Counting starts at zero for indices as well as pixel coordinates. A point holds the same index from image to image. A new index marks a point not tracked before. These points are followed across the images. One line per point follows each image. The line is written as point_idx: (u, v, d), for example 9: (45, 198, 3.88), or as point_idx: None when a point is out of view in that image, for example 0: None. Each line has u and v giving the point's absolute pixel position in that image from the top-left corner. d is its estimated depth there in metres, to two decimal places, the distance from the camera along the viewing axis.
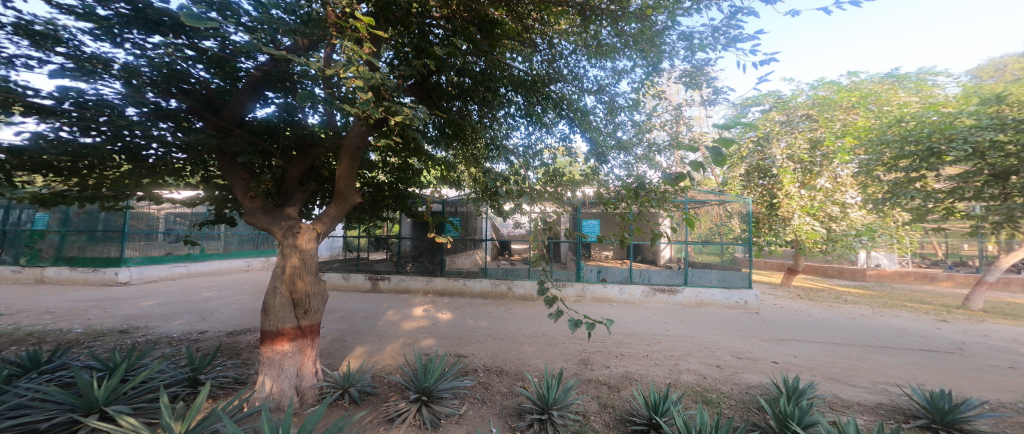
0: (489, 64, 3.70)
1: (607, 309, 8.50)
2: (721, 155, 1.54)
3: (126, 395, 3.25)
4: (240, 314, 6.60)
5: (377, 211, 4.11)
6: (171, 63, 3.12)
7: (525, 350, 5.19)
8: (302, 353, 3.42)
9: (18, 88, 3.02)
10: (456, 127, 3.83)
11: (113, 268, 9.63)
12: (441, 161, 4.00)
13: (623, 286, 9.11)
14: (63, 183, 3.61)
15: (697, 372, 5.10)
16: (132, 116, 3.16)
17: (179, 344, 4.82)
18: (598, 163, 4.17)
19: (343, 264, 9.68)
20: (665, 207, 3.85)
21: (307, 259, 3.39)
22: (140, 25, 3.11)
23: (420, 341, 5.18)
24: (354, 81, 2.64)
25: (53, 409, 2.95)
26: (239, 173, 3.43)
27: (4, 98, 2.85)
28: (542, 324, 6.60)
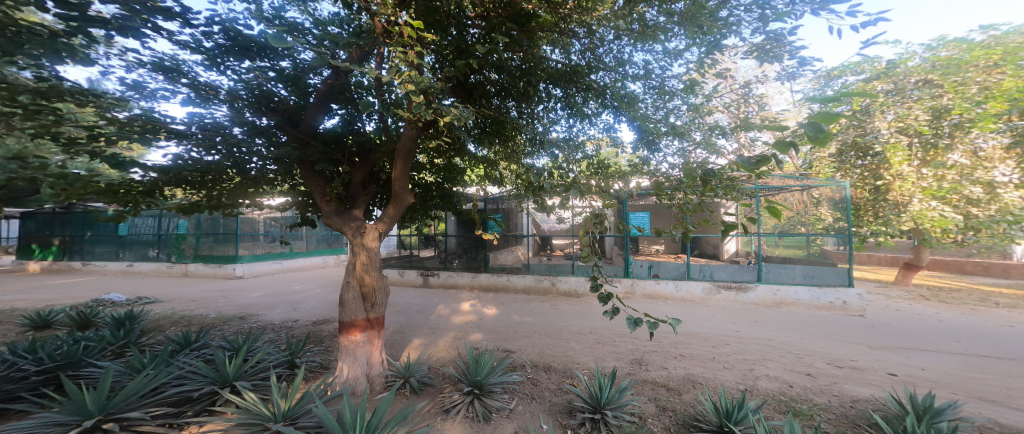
0: (525, 59, 3.75)
1: (663, 308, 7.97)
2: (818, 132, 1.18)
3: (248, 372, 3.88)
4: (322, 305, 7.49)
5: (426, 210, 4.33)
6: (260, 85, 3.61)
7: (573, 346, 5.13)
8: (372, 343, 3.68)
9: (162, 117, 3.79)
10: (497, 124, 3.93)
11: (231, 264, 11.55)
12: (480, 159, 4.07)
13: (678, 282, 8.52)
14: (196, 195, 4.38)
15: (780, 380, 4.58)
16: (238, 135, 3.74)
17: (278, 331, 5.63)
18: (648, 152, 4.05)
19: (396, 261, 10.33)
20: (735, 198, 3.48)
21: (372, 257, 3.70)
22: (235, 52, 3.65)
23: (470, 335, 5.39)
24: (407, 86, 2.95)
25: (200, 381, 3.68)
26: (316, 180, 3.79)
27: (153, 126, 3.63)
28: (589, 321, 6.46)
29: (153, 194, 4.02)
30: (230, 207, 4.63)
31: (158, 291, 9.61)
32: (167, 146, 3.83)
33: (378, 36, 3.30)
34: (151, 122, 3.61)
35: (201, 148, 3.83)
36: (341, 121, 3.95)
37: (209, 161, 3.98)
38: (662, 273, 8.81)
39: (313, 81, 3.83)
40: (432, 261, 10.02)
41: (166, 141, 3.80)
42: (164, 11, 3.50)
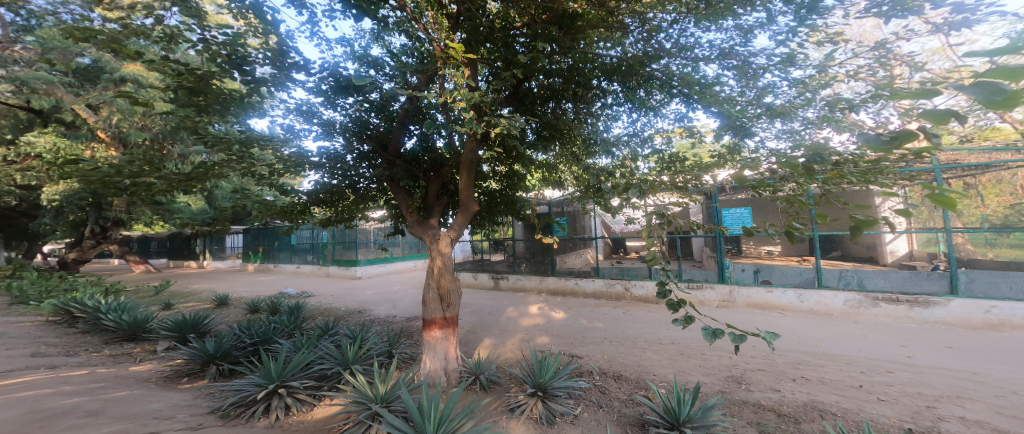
0: (574, 59, 3.97)
1: (777, 320, 6.78)
2: (996, 97, 0.80)
3: (364, 357, 4.49)
4: (417, 303, 8.46)
5: (491, 217, 4.74)
6: (360, 117, 4.26)
7: (647, 357, 5.01)
8: (449, 339, 3.93)
9: (306, 154, 4.65)
10: (553, 130, 4.08)
11: (352, 267, 13.95)
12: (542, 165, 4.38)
13: (801, 291, 7.17)
14: (329, 212, 5.21)
15: (983, 425, 3.41)
16: (348, 161, 4.31)
17: (381, 324, 6.57)
18: (740, 138, 3.55)
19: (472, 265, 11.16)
20: (883, 184, 2.27)
21: (447, 261, 3.97)
22: (340, 90, 4.33)
23: (536, 338, 5.55)
24: (460, 103, 3.18)
25: (331, 362, 4.36)
26: (401, 195, 4.30)
27: (298, 161, 4.56)
28: (668, 330, 6.11)
29: (301, 214, 4.91)
30: (348, 220, 5.42)
31: (310, 288, 12.06)
32: (310, 174, 4.69)
33: (439, 57, 3.59)
34: (296, 159, 4.55)
35: (331, 175, 4.48)
36: (418, 140, 4.40)
37: (332, 184, 4.65)
38: (778, 278, 7.52)
39: (395, 107, 4.34)
40: (502, 264, 10.43)
41: (310, 169, 4.68)
42: (293, 65, 4.39)
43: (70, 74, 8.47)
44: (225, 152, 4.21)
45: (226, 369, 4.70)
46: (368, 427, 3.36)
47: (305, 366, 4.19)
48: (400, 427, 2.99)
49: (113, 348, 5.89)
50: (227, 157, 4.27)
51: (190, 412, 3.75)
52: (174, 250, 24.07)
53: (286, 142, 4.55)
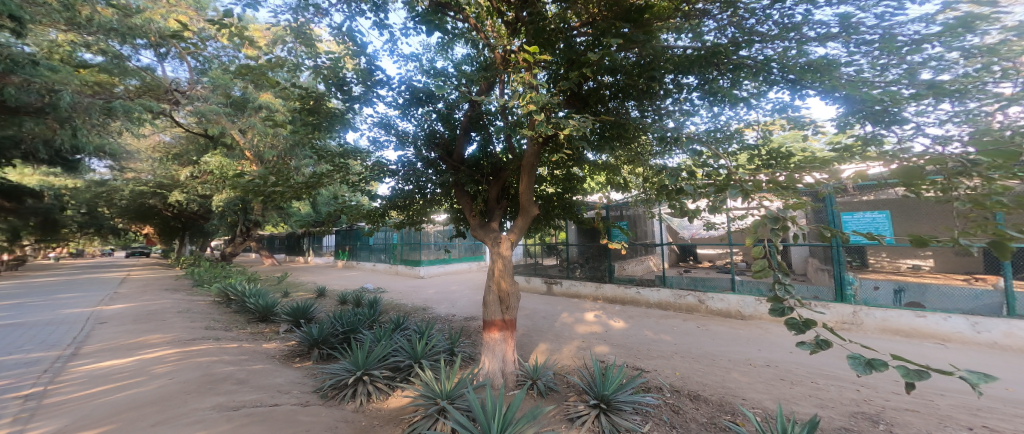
0: (643, 53, 3.75)
1: (934, 352, 5.47)
2: None
3: (431, 352, 4.76)
4: (476, 304, 8.72)
5: (549, 220, 4.77)
6: (429, 127, 4.59)
7: (735, 378, 4.47)
8: (507, 341, 3.97)
9: (385, 164, 5.08)
10: (617, 128, 3.89)
11: (416, 267, 14.93)
12: (602, 166, 4.25)
13: (971, 317, 5.69)
14: (401, 216, 5.57)
15: None
16: (419, 168, 4.61)
17: (443, 322, 6.94)
18: (876, 126, 3.00)
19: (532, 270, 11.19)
20: None
21: (507, 264, 4.02)
22: (415, 102, 4.69)
23: (594, 346, 5.51)
24: (527, 107, 3.03)
25: (404, 355, 4.71)
26: (464, 199, 4.48)
27: (379, 170, 4.99)
28: (764, 351, 5.43)
29: (379, 217, 5.33)
30: (414, 224, 5.66)
31: (388, 284, 13.22)
32: (388, 181, 5.11)
33: (499, 64, 3.75)
34: (376, 168, 5.01)
35: (406, 182, 4.88)
36: (479, 146, 4.59)
37: (403, 189, 4.99)
38: (933, 302, 6.01)
39: (458, 115, 4.59)
40: (555, 268, 10.57)
41: (388, 177, 5.10)
42: (377, 82, 4.94)
43: (229, 104, 10.70)
44: (329, 164, 4.89)
45: (325, 353, 5.45)
46: (435, 422, 3.39)
47: (382, 358, 4.58)
48: (466, 425, 2.88)
49: (252, 327, 7.26)
50: (331, 169, 4.95)
51: (302, 389, 4.41)
52: (291, 247, 28.45)
53: (368, 153, 5.06)
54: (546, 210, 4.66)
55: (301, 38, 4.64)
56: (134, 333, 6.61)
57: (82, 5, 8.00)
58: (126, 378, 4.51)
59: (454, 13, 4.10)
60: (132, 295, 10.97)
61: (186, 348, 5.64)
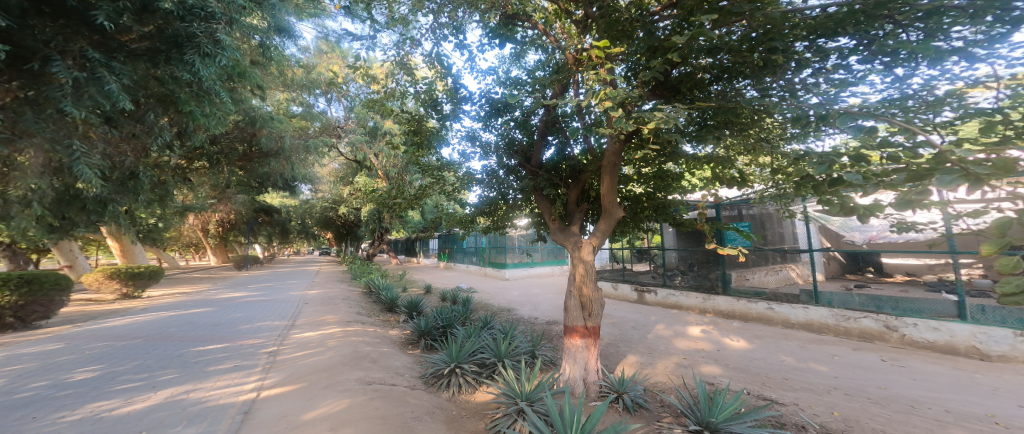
0: (752, 23, 3.20)
1: None
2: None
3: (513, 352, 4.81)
4: (558, 307, 8.53)
5: (638, 222, 4.43)
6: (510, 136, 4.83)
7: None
8: (589, 349, 3.78)
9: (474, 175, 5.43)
10: (723, 114, 3.36)
11: (501, 269, 15.38)
12: (706, 159, 3.62)
13: None
14: (487, 222, 5.82)
15: None
16: (503, 175, 4.83)
17: (525, 323, 6.98)
18: None
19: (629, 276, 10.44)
20: None
21: (589, 269, 3.86)
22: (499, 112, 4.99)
23: (699, 365, 4.89)
24: (603, 104, 2.70)
25: (490, 353, 4.89)
26: (544, 203, 4.43)
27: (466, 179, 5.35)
28: (999, 403, 3.91)
29: (471, 223, 5.65)
30: (499, 229, 5.79)
31: (480, 284, 13.89)
32: (476, 189, 5.47)
33: (571, 64, 4.02)
34: (463, 180, 5.47)
35: (491, 190, 5.14)
36: (556, 150, 4.57)
37: (489, 196, 5.25)
38: None
39: (535, 120, 4.82)
40: (646, 275, 9.93)
41: (476, 186, 5.51)
42: (461, 99, 5.42)
43: (367, 133, 12.93)
44: (433, 178, 5.55)
45: (429, 345, 6.08)
46: (513, 422, 3.47)
47: (472, 353, 4.86)
48: (542, 430, 2.83)
49: (381, 315, 8.54)
50: (433, 182, 5.56)
51: (411, 374, 5.01)
52: (409, 250, 32.52)
53: (458, 166, 5.56)
54: (634, 214, 4.32)
55: (403, 68, 5.48)
56: (310, 313, 8.50)
57: (290, 71, 10.69)
58: (305, 349, 5.78)
59: (523, 23, 4.78)
60: (318, 284, 14.18)
61: (342, 327, 6.99)
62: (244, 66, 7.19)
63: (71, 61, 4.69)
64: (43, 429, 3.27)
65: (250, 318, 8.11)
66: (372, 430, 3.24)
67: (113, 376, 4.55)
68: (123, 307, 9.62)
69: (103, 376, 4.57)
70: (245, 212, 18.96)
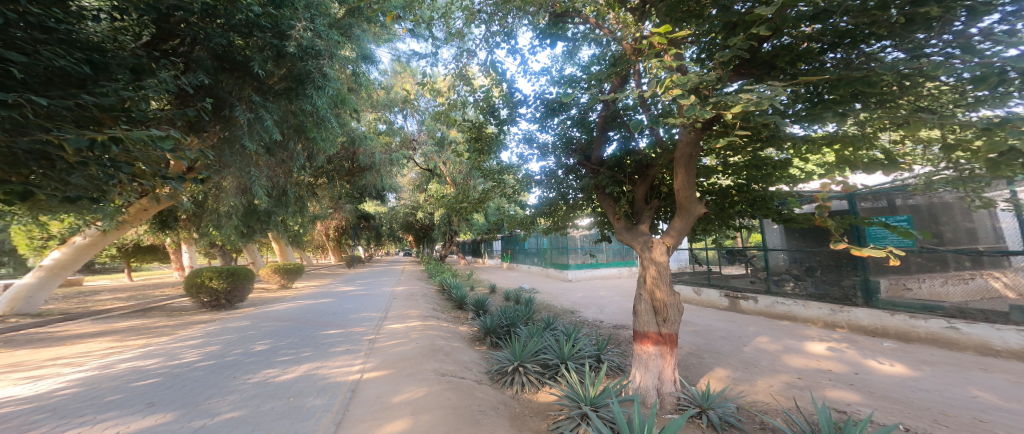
0: None
1: None
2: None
3: (575, 354, 4.66)
4: (626, 311, 8.17)
5: (726, 218, 4.09)
6: (567, 135, 4.90)
7: None
8: (664, 358, 3.48)
9: (532, 177, 5.36)
10: (848, 85, 2.70)
11: (564, 270, 15.10)
12: (827, 140, 2.92)
13: None
14: (547, 223, 5.66)
15: None
16: (562, 174, 4.78)
17: (590, 326, 6.73)
18: None
19: (716, 280, 9.58)
20: None
21: (663, 271, 3.55)
22: (549, 112, 5.11)
23: (800, 382, 4.28)
24: (671, 91, 2.41)
25: (553, 353, 4.76)
26: (607, 202, 4.19)
27: (524, 182, 5.35)
28: None
29: (530, 224, 5.57)
30: (559, 230, 5.65)
31: (543, 285, 13.80)
32: (536, 191, 5.37)
33: (629, 54, 3.81)
34: (516, 183, 5.47)
35: (551, 191, 5.03)
36: (619, 145, 4.34)
37: (547, 196, 5.11)
38: None
39: (593, 117, 4.67)
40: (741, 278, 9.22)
41: (536, 187, 5.38)
42: (517, 103, 5.41)
43: (435, 143, 13.55)
44: (494, 182, 5.62)
45: (495, 342, 6.15)
46: (578, 426, 3.35)
47: (535, 353, 4.79)
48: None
49: (451, 312, 8.84)
50: (494, 186, 5.64)
51: (478, 369, 5.08)
52: (475, 250, 33.49)
53: (518, 168, 5.57)
54: (721, 209, 4.01)
55: (464, 79, 5.67)
56: (395, 307, 9.13)
57: (377, 94, 11.54)
58: (393, 339, 6.19)
59: (573, 20, 4.81)
60: (401, 281, 15.25)
61: (421, 321, 7.35)
62: (344, 93, 7.66)
63: (242, 105, 6.24)
64: (238, 386, 4.19)
65: (357, 309, 8.99)
66: (445, 421, 3.33)
67: (277, 349, 5.65)
68: (279, 296, 11.67)
69: (271, 349, 5.70)
70: (351, 219, 21.50)
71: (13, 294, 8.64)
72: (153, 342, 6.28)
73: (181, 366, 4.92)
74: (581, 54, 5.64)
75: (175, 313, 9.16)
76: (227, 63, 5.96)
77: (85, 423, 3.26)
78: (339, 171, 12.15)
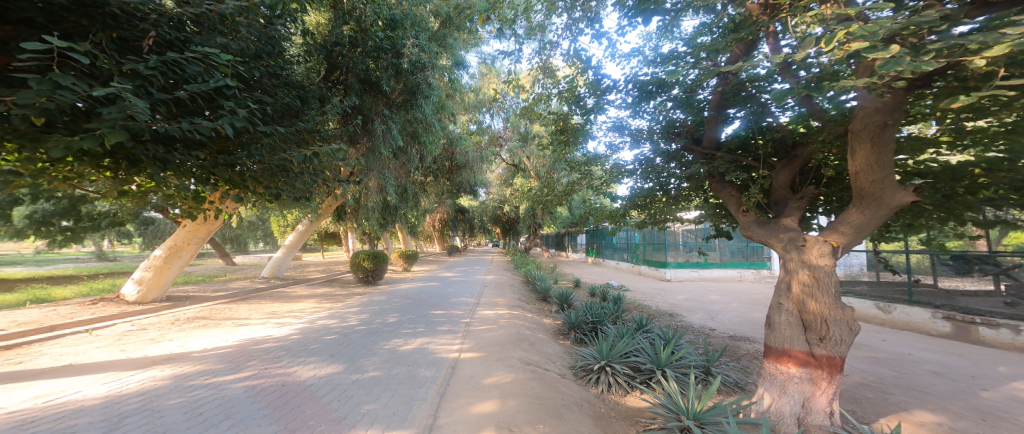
0: None
1: None
2: None
3: (674, 362, 4.17)
4: (741, 320, 7.28)
5: (955, 208, 3.08)
6: (669, 118, 4.37)
7: None
8: (814, 383, 2.84)
9: (620, 166, 5.03)
10: None
11: (662, 269, 14.05)
12: None
13: None
14: (642, 215, 5.17)
15: None
16: (662, 163, 4.36)
17: (698, 334, 6.02)
18: None
19: (922, 296, 7.07)
20: None
21: (821, 277, 2.82)
22: (645, 95, 4.60)
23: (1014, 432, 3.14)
24: (846, 46, 1.80)
25: (645, 357, 4.34)
26: (728, 190, 3.66)
27: (612, 174, 5.02)
28: None
29: (621, 217, 5.15)
30: (654, 224, 5.17)
31: (635, 283, 13.11)
32: (627, 181, 4.98)
33: (755, 15, 3.20)
34: (602, 178, 5.14)
35: (642, 180, 4.65)
36: (744, 123, 3.79)
37: (643, 186, 4.72)
38: None
39: (703, 96, 4.07)
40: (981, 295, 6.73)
41: (627, 178, 4.96)
42: (605, 90, 4.96)
43: (519, 138, 13.50)
44: (580, 174, 5.31)
45: (579, 338, 5.86)
46: None
47: (624, 354, 4.42)
48: None
49: (536, 304, 8.70)
50: (580, 177, 5.33)
51: (560, 363, 4.82)
52: (559, 243, 33.14)
53: (605, 159, 5.23)
54: (945, 195, 3.09)
55: (545, 73, 5.59)
56: (485, 294, 9.37)
57: (468, 94, 11.93)
58: (484, 324, 6.25)
59: None
60: (490, 271, 15.61)
61: (509, 310, 7.35)
62: (443, 99, 8.23)
63: (378, 118, 7.39)
64: (377, 350, 4.65)
65: (456, 294, 9.26)
66: (526, 409, 3.15)
67: (402, 323, 6.11)
68: (401, 277, 12.79)
69: (399, 321, 6.19)
70: (449, 212, 22.92)
71: (271, 262, 11.75)
72: (336, 305, 7.49)
73: (348, 327, 5.73)
74: (680, 27, 5.00)
75: (347, 284, 10.95)
76: (368, 85, 7.24)
77: (300, 362, 4.10)
78: (441, 167, 12.77)
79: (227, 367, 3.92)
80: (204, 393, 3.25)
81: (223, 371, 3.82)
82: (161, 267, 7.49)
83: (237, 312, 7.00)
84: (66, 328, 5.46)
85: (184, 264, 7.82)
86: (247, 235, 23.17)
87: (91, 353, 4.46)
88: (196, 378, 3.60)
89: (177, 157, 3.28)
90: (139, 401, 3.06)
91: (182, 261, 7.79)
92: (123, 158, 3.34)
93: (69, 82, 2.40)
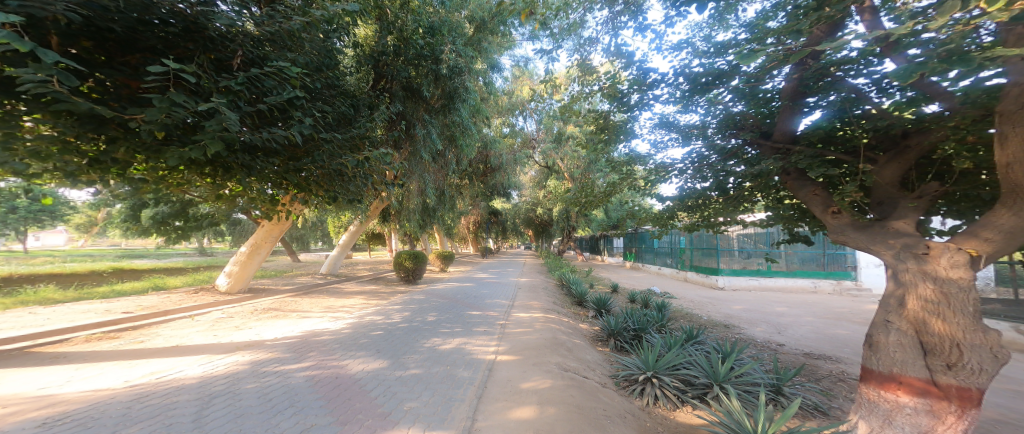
0: None
1: None
2: None
3: (734, 379, 3.84)
4: (813, 336, 6.69)
5: None
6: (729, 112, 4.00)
7: None
8: (936, 417, 2.47)
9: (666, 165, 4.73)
10: None
11: (714, 276, 13.32)
12: None
13: None
14: (693, 217, 4.81)
15: None
16: (718, 160, 4.04)
17: (763, 350, 5.56)
18: None
19: None
20: None
21: (950, 293, 2.43)
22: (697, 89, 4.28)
23: None
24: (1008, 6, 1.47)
25: (699, 371, 4.04)
26: (810, 189, 3.39)
27: (660, 173, 4.73)
28: None
29: (666, 220, 4.84)
30: (705, 226, 4.82)
31: (680, 290, 12.52)
32: (675, 181, 4.68)
33: None
34: (650, 176, 4.83)
35: (694, 179, 4.35)
36: (824, 114, 3.41)
37: (699, 185, 4.40)
38: None
39: (768, 87, 3.73)
40: None
41: (675, 177, 4.67)
42: (651, 85, 4.64)
43: (553, 139, 13.23)
44: (618, 174, 5.03)
45: (621, 346, 5.60)
46: None
47: (674, 367, 4.14)
48: None
49: (573, 309, 8.44)
50: (618, 178, 5.05)
51: (602, 372, 4.58)
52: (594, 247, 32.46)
53: (648, 159, 4.95)
54: None
55: (583, 70, 5.39)
56: (520, 296, 9.21)
57: (503, 96, 11.85)
58: (518, 327, 6.07)
59: None
60: (526, 273, 15.44)
61: (545, 313, 7.14)
62: (478, 102, 8.16)
63: (419, 123, 7.46)
64: (419, 348, 4.58)
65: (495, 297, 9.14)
66: (569, 417, 2.97)
67: (440, 322, 6.07)
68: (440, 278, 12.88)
69: (437, 321, 6.16)
70: (484, 214, 22.98)
71: (329, 259, 12.14)
72: (383, 302, 7.59)
73: (391, 323, 5.75)
74: (735, 15, 4.65)
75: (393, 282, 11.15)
76: (411, 92, 7.34)
77: (352, 356, 4.09)
78: (477, 169, 12.75)
79: (292, 356, 3.98)
80: (272, 380, 3.29)
81: (290, 359, 3.88)
82: (246, 262, 7.88)
83: (301, 304, 7.27)
84: (178, 312, 5.94)
85: (263, 259, 8.16)
86: (308, 235, 24.40)
87: (193, 336, 4.71)
88: (268, 365, 3.68)
89: (260, 163, 3.49)
90: (223, 383, 3.18)
91: (260, 257, 8.10)
92: (219, 165, 3.62)
93: (180, 100, 2.62)
